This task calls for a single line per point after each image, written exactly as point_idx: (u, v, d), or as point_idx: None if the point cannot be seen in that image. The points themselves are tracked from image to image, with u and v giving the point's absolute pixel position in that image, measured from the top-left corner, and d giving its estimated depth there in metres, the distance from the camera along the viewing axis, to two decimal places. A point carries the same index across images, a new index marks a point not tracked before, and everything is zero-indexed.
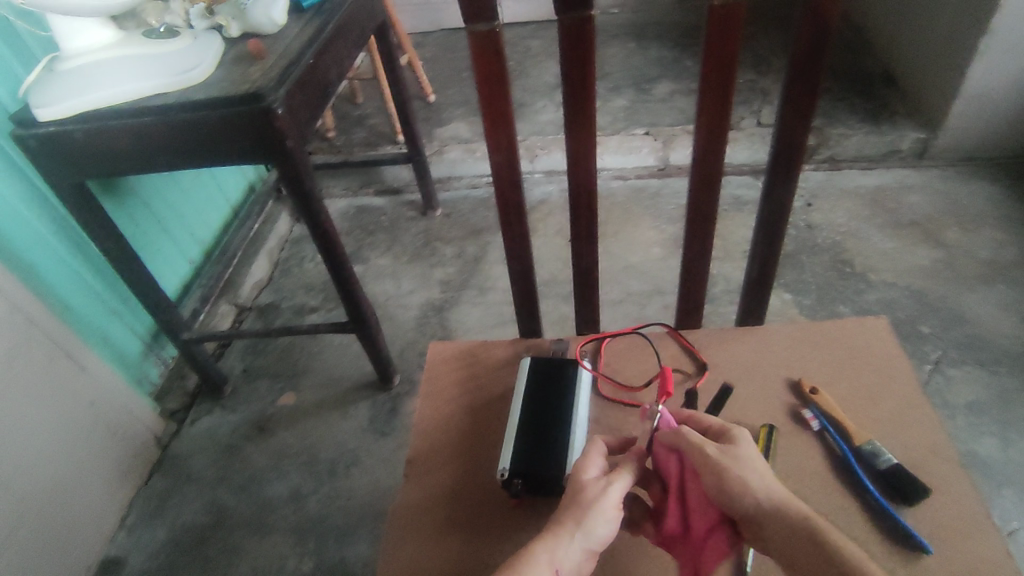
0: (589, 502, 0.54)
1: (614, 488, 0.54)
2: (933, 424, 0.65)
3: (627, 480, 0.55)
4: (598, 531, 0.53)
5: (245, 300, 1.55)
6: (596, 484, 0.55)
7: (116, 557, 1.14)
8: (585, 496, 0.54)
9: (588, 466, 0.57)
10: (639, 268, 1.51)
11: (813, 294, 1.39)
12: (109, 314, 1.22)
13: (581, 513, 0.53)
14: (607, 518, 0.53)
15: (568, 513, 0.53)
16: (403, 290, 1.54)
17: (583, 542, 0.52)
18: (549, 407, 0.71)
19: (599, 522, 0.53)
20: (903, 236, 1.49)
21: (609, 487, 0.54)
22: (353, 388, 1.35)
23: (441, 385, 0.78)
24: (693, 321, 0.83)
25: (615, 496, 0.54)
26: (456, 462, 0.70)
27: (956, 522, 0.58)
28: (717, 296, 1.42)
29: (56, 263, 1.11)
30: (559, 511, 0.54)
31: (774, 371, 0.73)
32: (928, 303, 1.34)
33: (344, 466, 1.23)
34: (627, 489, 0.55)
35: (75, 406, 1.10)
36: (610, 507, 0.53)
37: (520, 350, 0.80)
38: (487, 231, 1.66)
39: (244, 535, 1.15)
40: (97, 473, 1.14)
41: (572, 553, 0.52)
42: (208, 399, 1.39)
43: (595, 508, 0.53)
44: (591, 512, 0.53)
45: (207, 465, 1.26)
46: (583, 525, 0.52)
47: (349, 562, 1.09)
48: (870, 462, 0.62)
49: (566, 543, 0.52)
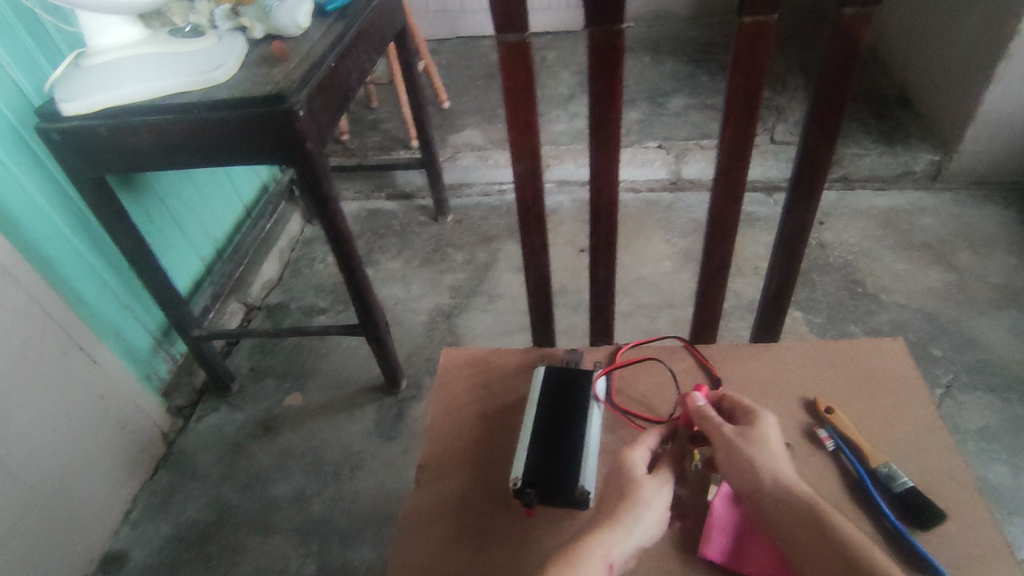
0: (646, 495, 0.57)
1: (664, 489, 0.58)
2: (950, 449, 0.65)
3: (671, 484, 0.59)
4: (646, 529, 0.56)
5: (254, 299, 1.56)
6: (649, 482, 0.58)
7: (119, 552, 1.14)
8: (641, 493, 0.57)
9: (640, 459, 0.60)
10: (650, 281, 1.51)
11: (823, 313, 1.39)
12: (121, 308, 1.22)
13: (637, 510, 0.56)
14: (657, 515, 0.56)
15: (623, 508, 0.56)
16: (412, 295, 1.54)
17: (637, 538, 0.55)
18: (562, 418, 0.70)
19: (653, 517, 0.56)
20: (916, 258, 1.49)
21: (661, 484, 0.58)
22: (360, 391, 1.35)
23: (453, 392, 0.77)
24: (707, 336, 0.83)
25: (664, 498, 0.58)
26: (468, 469, 0.70)
27: (972, 548, 0.57)
28: (727, 313, 1.41)
29: (72, 257, 1.12)
30: (609, 507, 0.57)
31: (788, 390, 0.72)
32: (939, 325, 1.34)
33: (349, 469, 1.22)
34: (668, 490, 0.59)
35: (85, 399, 1.10)
36: (661, 506, 0.57)
37: (534, 358, 0.80)
38: (499, 239, 1.67)
39: (246, 535, 1.15)
40: (102, 466, 1.14)
41: (627, 548, 0.54)
42: (214, 397, 1.39)
43: (650, 504, 0.56)
44: (648, 508, 0.56)
45: (212, 463, 1.26)
46: (640, 520, 0.55)
47: (352, 565, 1.09)
48: (886, 485, 0.62)
49: (622, 536, 0.54)
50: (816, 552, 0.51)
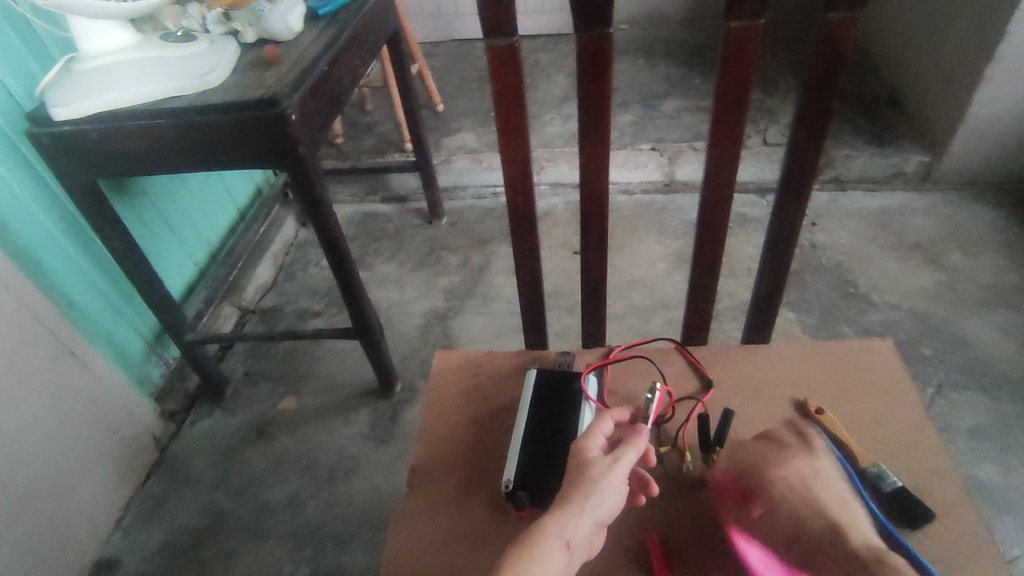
0: (601, 474, 0.58)
1: (619, 465, 0.59)
2: (939, 449, 0.65)
3: (636, 454, 0.59)
4: (604, 505, 0.57)
5: (248, 303, 1.56)
6: (603, 461, 0.59)
7: (111, 558, 1.14)
8: (593, 471, 0.58)
9: (594, 443, 0.61)
10: (643, 282, 1.52)
11: (816, 313, 1.40)
12: (113, 312, 1.22)
13: (591, 488, 0.57)
14: (613, 491, 0.57)
15: (577, 488, 0.57)
16: (407, 297, 1.54)
17: (593, 514, 0.56)
18: (554, 421, 0.71)
19: (609, 494, 0.57)
20: (908, 258, 1.49)
21: (617, 462, 0.59)
22: (354, 395, 1.35)
23: (446, 395, 0.78)
24: (699, 337, 0.83)
25: (620, 473, 0.58)
26: (461, 472, 0.70)
27: (960, 548, 0.58)
28: (720, 314, 1.42)
29: (64, 262, 1.11)
30: (566, 488, 0.58)
31: (779, 392, 0.73)
32: (930, 325, 1.35)
33: (343, 473, 1.22)
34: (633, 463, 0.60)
35: (76, 405, 1.10)
36: (616, 482, 0.58)
37: (526, 361, 0.80)
38: (493, 241, 1.67)
39: (240, 539, 1.15)
40: (94, 471, 1.14)
41: (583, 524, 0.55)
42: (208, 401, 1.39)
43: (604, 481, 0.57)
44: (602, 485, 0.57)
45: (205, 467, 1.26)
46: (594, 497, 0.56)
47: (346, 569, 1.09)
48: (875, 485, 0.62)
49: (575, 516, 0.55)
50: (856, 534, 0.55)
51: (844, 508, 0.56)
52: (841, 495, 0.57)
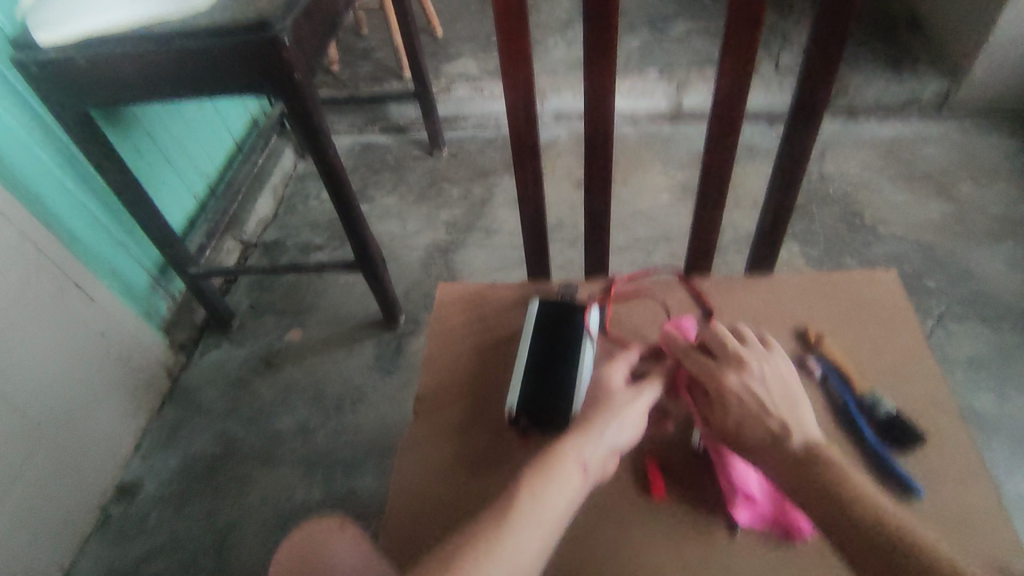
0: (620, 407, 0.62)
1: (641, 399, 0.63)
2: (935, 376, 0.67)
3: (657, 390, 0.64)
4: (622, 434, 0.61)
5: (249, 237, 1.55)
6: (626, 394, 0.63)
7: (130, 483, 1.19)
8: (616, 402, 0.62)
9: (617, 375, 0.65)
10: (647, 215, 1.50)
11: (820, 246, 1.39)
12: (115, 246, 1.22)
13: (613, 417, 0.61)
14: (634, 422, 0.62)
15: (599, 415, 0.61)
16: (408, 231, 1.54)
17: (611, 441, 0.60)
18: (556, 349, 0.71)
19: (629, 425, 0.61)
20: (918, 189, 1.47)
21: (637, 396, 0.63)
22: (359, 327, 1.37)
23: (449, 324, 0.79)
24: (702, 268, 0.83)
25: (642, 406, 0.63)
26: (465, 397, 0.72)
27: (949, 469, 0.60)
28: (723, 247, 1.41)
29: (62, 195, 1.10)
30: (588, 413, 0.62)
31: (781, 321, 0.73)
32: (935, 257, 1.34)
33: (350, 402, 1.26)
34: (652, 400, 0.64)
35: (85, 337, 1.12)
36: (638, 415, 0.62)
37: (529, 291, 0.81)
38: (494, 173, 1.64)
39: (254, 465, 1.19)
40: (109, 400, 1.17)
41: (599, 450, 0.59)
42: (216, 333, 1.40)
43: (627, 411, 0.62)
44: (624, 415, 0.61)
45: (216, 397, 1.29)
46: (614, 424, 0.60)
47: (356, 492, 1.14)
48: (870, 412, 0.63)
49: (593, 442, 0.58)
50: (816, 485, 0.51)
51: (765, 422, 0.56)
52: (749, 413, 0.57)
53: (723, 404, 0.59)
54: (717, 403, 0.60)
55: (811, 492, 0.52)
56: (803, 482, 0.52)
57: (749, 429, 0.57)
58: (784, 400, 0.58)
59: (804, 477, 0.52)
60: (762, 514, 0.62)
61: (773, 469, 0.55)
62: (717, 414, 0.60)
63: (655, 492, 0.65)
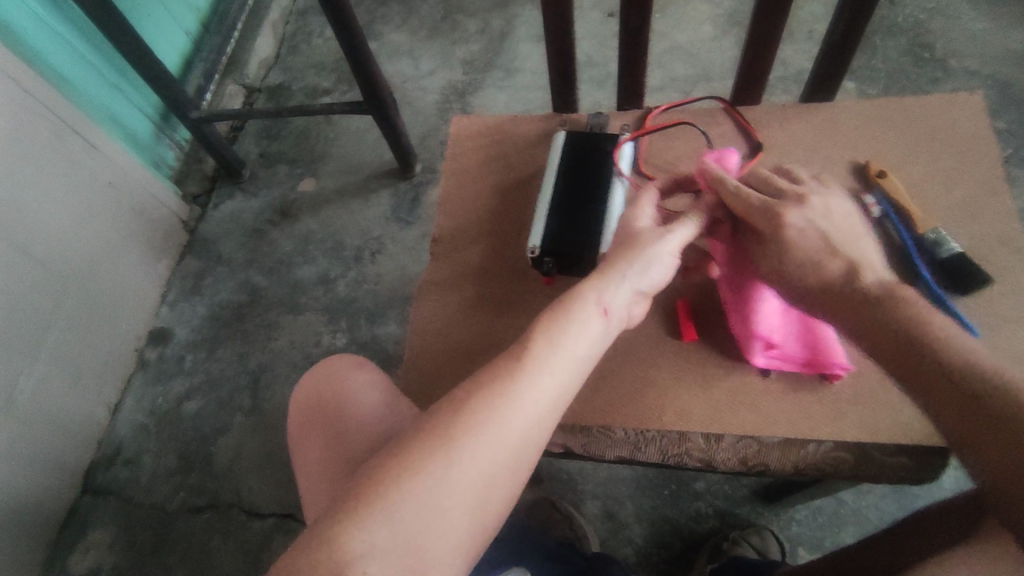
0: (646, 244, 0.56)
1: (670, 237, 0.56)
2: (1008, 214, 0.60)
3: (694, 229, 0.57)
4: (649, 275, 0.56)
5: (253, 80, 1.44)
6: (652, 231, 0.57)
7: (163, 329, 1.22)
8: (641, 241, 0.56)
9: (643, 216, 0.58)
10: (687, 49, 1.34)
11: (880, 83, 1.24)
12: (109, 88, 1.14)
13: (637, 257, 0.55)
14: (663, 262, 0.56)
15: (619, 255, 0.56)
16: (421, 71, 1.41)
17: (634, 281, 0.55)
18: (584, 187, 0.65)
19: (656, 265, 0.56)
20: (1004, 13, 1.27)
21: (668, 233, 0.56)
22: (374, 177, 1.30)
23: (466, 163, 0.72)
24: (751, 98, 0.74)
25: (673, 245, 0.56)
26: (485, 239, 0.67)
27: (1010, 311, 0.56)
28: (770, 85, 1.27)
29: (41, 27, 1.01)
30: (610, 255, 0.57)
31: (838, 153, 0.65)
32: (1012, 94, 1.19)
33: (370, 253, 1.23)
34: (686, 236, 0.57)
35: (93, 184, 1.08)
36: (668, 253, 0.56)
37: (555, 124, 0.73)
38: (515, 3, 1.46)
39: (278, 313, 1.20)
40: (129, 250, 1.16)
41: (620, 292, 0.54)
42: (228, 183, 1.34)
43: (654, 250, 0.56)
44: (649, 254, 0.55)
45: (236, 248, 1.28)
46: (637, 265, 0.55)
47: (380, 339, 1.15)
48: (930, 252, 0.57)
49: (614, 284, 0.54)
50: (888, 328, 0.47)
51: (825, 266, 0.51)
52: (809, 255, 0.52)
53: (779, 246, 0.53)
54: (769, 242, 0.54)
55: (877, 340, 0.48)
56: (867, 325, 0.48)
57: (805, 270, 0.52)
58: (847, 237, 0.53)
59: (877, 327, 0.48)
60: (793, 360, 0.59)
61: (838, 319, 0.51)
62: (768, 258, 0.54)
63: (686, 336, 0.62)
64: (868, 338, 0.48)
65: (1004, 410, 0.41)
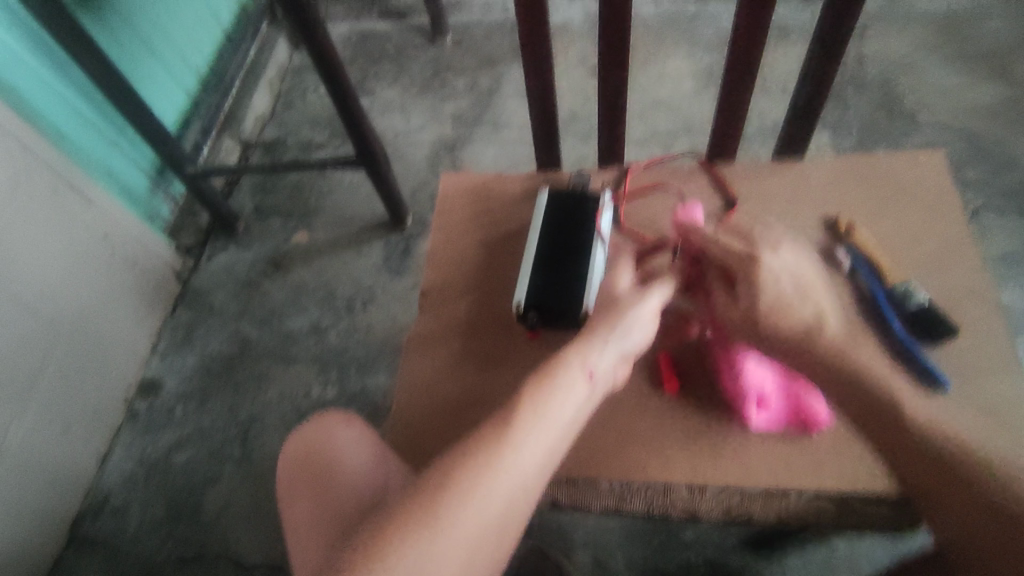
0: (627, 307, 0.58)
1: (649, 299, 0.59)
2: (973, 267, 0.62)
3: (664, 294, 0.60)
4: (632, 337, 0.58)
5: (249, 136, 1.48)
6: (632, 295, 0.60)
7: (152, 380, 1.22)
8: (623, 305, 0.59)
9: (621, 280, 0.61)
10: (668, 104, 1.40)
11: (854, 136, 1.30)
12: (107, 144, 1.18)
13: (620, 320, 0.58)
14: (643, 325, 0.59)
15: (603, 320, 0.58)
16: (412, 126, 1.46)
17: (618, 345, 0.57)
18: (567, 244, 0.67)
19: (638, 327, 0.58)
20: (969, 70, 1.34)
21: (646, 295, 0.59)
22: (366, 228, 1.33)
23: (453, 219, 0.74)
24: (726, 154, 0.77)
25: (652, 307, 0.59)
26: (473, 293, 0.69)
27: (980, 361, 0.57)
28: (749, 137, 1.32)
29: (42, 87, 1.05)
30: (594, 319, 0.59)
31: (810, 206, 0.68)
32: (978, 147, 1.25)
33: (361, 303, 1.24)
34: (661, 298, 0.60)
35: (87, 238, 1.10)
36: (648, 315, 0.58)
37: (539, 181, 0.75)
38: (503, 61, 1.52)
39: (268, 364, 1.20)
40: (121, 302, 1.17)
41: (606, 356, 0.56)
42: (222, 236, 1.37)
43: (635, 313, 0.58)
44: (631, 318, 0.58)
45: (228, 299, 1.29)
46: (620, 328, 0.57)
47: (370, 390, 1.15)
48: (900, 304, 0.59)
49: (599, 347, 0.56)
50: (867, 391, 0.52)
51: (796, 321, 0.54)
52: (777, 306, 0.55)
53: (749, 299, 0.56)
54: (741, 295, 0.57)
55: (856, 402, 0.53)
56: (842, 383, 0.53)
57: (773, 324, 0.55)
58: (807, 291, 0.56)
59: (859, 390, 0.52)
60: (779, 416, 0.60)
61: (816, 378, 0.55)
62: (733, 308, 0.57)
63: (667, 388, 0.63)
64: (848, 398, 0.53)
65: (983, 481, 0.46)
